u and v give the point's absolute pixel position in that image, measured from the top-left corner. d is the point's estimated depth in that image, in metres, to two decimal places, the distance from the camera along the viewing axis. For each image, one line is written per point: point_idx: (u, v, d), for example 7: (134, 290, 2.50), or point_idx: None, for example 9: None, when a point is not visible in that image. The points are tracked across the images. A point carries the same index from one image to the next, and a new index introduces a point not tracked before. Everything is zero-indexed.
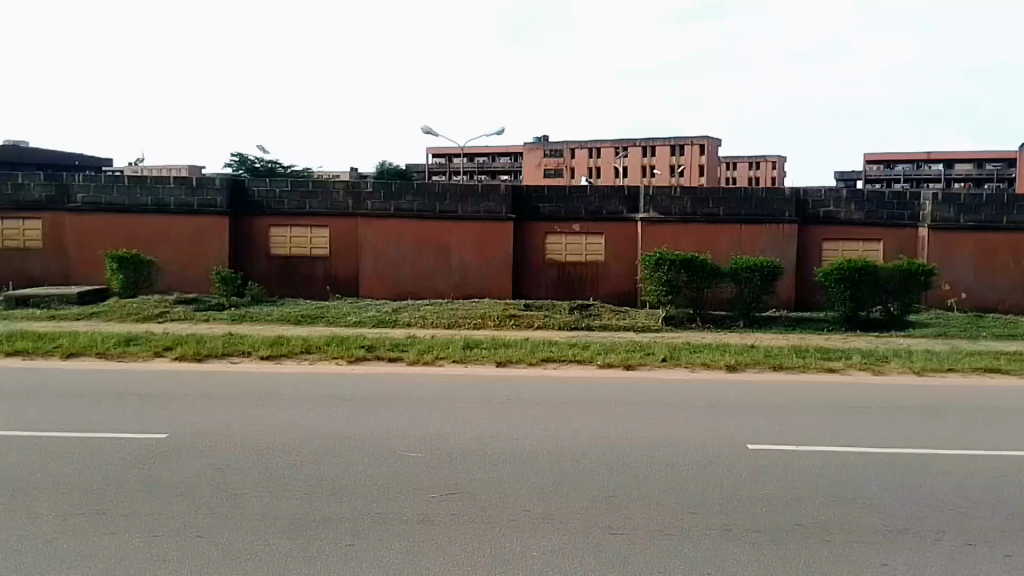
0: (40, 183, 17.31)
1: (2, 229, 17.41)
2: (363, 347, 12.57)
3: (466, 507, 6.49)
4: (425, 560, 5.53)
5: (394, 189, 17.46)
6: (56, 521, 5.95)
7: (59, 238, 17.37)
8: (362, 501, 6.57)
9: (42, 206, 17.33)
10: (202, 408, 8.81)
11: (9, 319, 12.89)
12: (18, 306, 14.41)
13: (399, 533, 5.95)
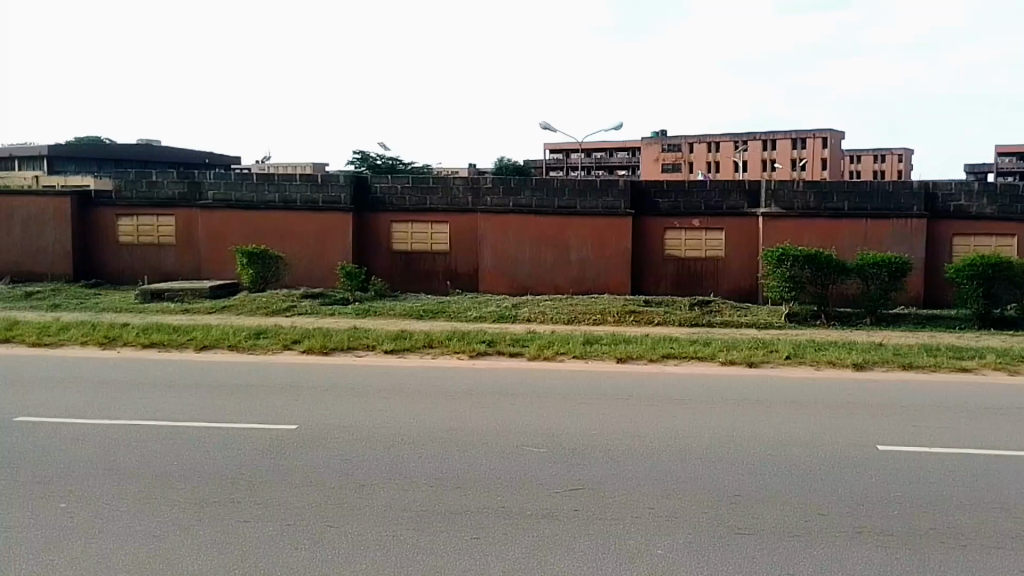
0: (173, 180, 18.12)
1: (139, 225, 18.28)
2: (484, 342, 12.51)
3: (589, 503, 6.26)
4: (550, 555, 5.32)
5: (514, 185, 17.37)
6: (193, 508, 6.07)
7: (191, 235, 18.11)
8: (484, 495, 6.43)
9: (176, 203, 18.12)
10: (325, 400, 8.90)
11: (148, 313, 13.44)
12: (154, 300, 15.05)
13: (522, 527, 5.78)
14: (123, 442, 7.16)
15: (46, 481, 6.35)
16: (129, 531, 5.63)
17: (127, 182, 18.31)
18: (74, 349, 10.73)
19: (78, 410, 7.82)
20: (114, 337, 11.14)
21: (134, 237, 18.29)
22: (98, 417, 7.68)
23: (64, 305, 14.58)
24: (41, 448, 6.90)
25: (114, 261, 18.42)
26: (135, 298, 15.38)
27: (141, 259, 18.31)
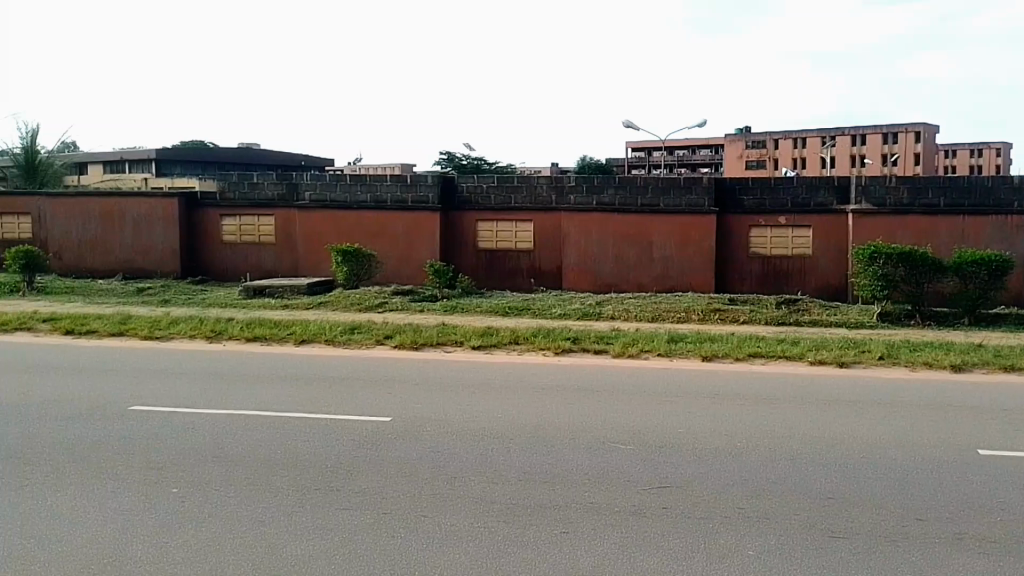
0: (272, 182, 18.77)
1: (241, 224, 19.00)
2: (569, 338, 12.60)
3: (678, 501, 6.29)
4: (641, 552, 5.38)
5: (597, 183, 17.40)
6: (296, 495, 6.35)
7: (290, 234, 18.74)
8: (572, 491, 6.52)
9: (275, 203, 18.74)
10: (416, 394, 9.14)
11: (249, 308, 14.00)
12: (256, 296, 15.66)
13: (612, 524, 5.85)
14: (229, 430, 7.52)
15: (163, 463, 6.73)
16: (239, 515, 5.92)
17: (231, 184, 19.06)
18: (182, 342, 11.28)
19: (188, 400, 8.23)
20: (219, 331, 11.66)
21: (237, 236, 19.04)
22: (207, 406, 8.08)
23: (171, 300, 15.30)
24: (157, 432, 7.31)
25: (218, 259, 19.20)
26: (238, 294, 16.04)
27: (242, 256, 19.05)
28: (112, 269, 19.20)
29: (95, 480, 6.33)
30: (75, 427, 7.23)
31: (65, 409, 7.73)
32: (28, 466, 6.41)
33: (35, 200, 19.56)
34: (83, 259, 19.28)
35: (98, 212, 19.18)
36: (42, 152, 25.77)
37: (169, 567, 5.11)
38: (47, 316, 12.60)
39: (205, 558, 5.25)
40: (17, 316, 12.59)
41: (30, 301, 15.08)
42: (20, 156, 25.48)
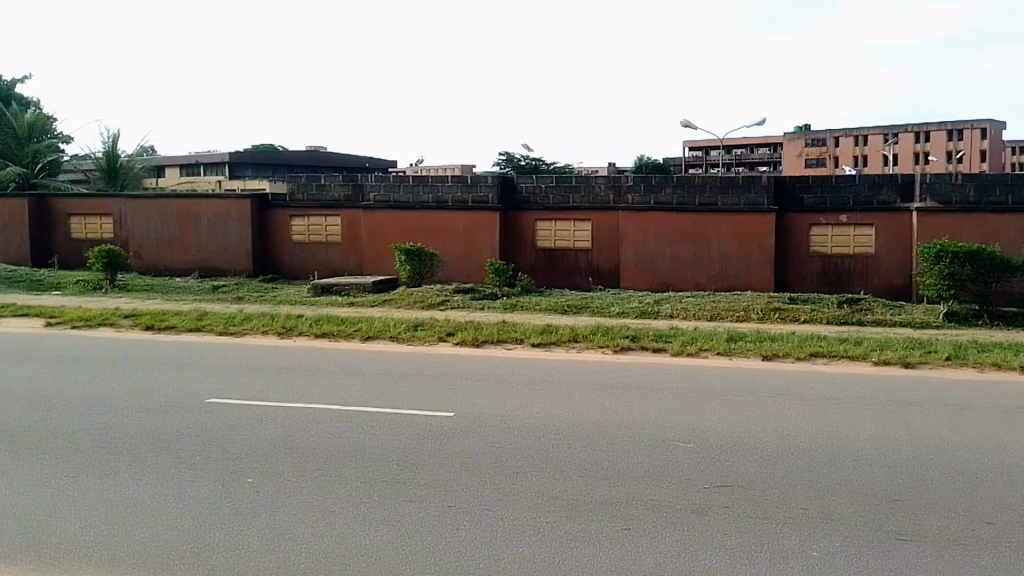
0: (339, 184, 19.22)
1: (309, 224, 19.46)
2: (628, 337, 12.65)
3: (739, 501, 6.33)
4: (704, 550, 5.44)
5: (655, 182, 17.40)
6: (366, 484, 6.55)
7: (355, 235, 19.14)
8: (634, 487, 6.60)
9: (341, 204, 19.18)
10: (477, 390, 9.30)
11: (315, 305, 14.36)
12: (324, 294, 16.07)
13: (674, 521, 5.92)
14: (300, 422, 7.78)
15: (242, 448, 6.99)
16: (317, 499, 6.14)
17: (300, 186, 19.57)
18: (254, 337, 11.64)
19: (262, 392, 8.52)
20: (290, 327, 12.01)
21: (305, 236, 19.49)
22: (279, 399, 8.36)
23: (242, 297, 15.76)
24: (235, 421, 7.59)
25: (287, 259, 19.69)
26: (306, 292, 16.48)
27: (309, 256, 19.50)
28: (188, 268, 19.95)
29: (181, 459, 6.62)
30: (158, 415, 7.55)
31: (148, 399, 8.07)
32: (118, 445, 6.72)
33: (118, 204, 20.55)
34: (161, 258, 20.14)
35: (175, 214, 20.00)
36: (121, 154, 26.65)
37: (255, 547, 5.35)
38: (127, 311, 13.09)
39: (289, 539, 5.49)
40: (99, 312, 13.12)
41: (110, 298, 15.67)
42: (100, 160, 26.38)
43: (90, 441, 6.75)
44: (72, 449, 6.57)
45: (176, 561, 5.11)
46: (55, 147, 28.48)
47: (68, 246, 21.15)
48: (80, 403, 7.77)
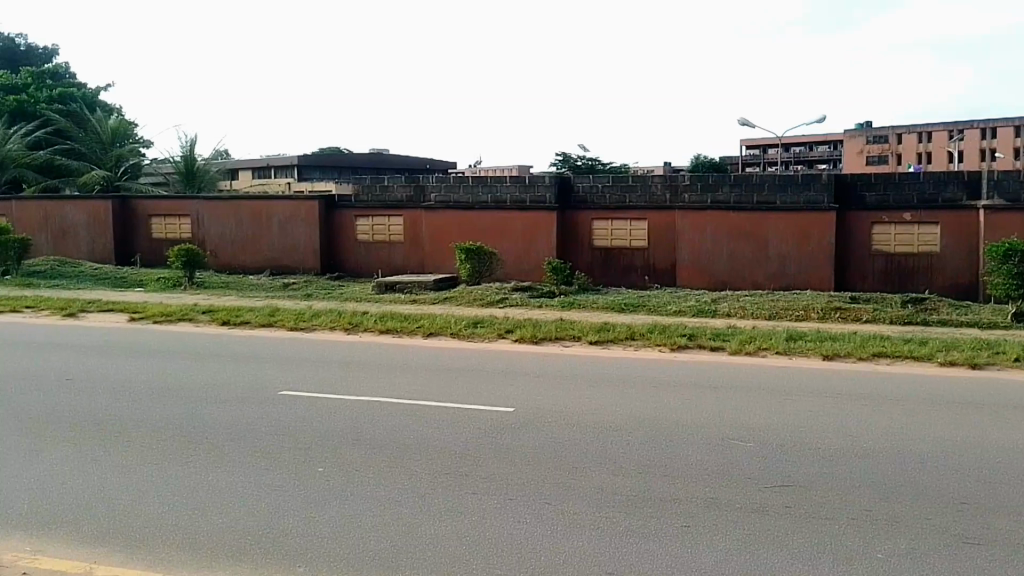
0: (401, 185, 19.64)
1: (373, 225, 19.92)
2: (685, 335, 12.66)
3: (801, 501, 6.35)
4: (767, 547, 5.48)
5: (712, 181, 17.38)
6: (432, 472, 6.70)
7: (417, 235, 19.52)
8: (695, 485, 6.65)
9: (403, 205, 19.62)
10: (537, 386, 9.47)
11: (378, 302, 14.70)
12: (388, 292, 16.43)
13: (737, 519, 5.96)
14: (367, 414, 8.01)
15: (315, 434, 7.27)
16: (386, 484, 6.31)
17: (364, 188, 20.07)
18: (321, 333, 12.00)
19: (331, 386, 8.82)
20: (356, 323, 12.37)
21: (369, 236, 19.95)
22: (347, 392, 8.64)
23: (312, 295, 16.21)
24: (307, 412, 7.89)
25: (353, 258, 20.18)
26: (372, 289, 16.89)
27: (372, 256, 19.97)
28: (261, 266, 20.74)
29: (256, 443, 6.90)
30: (238, 405, 7.90)
31: (225, 390, 8.42)
32: (198, 431, 7.05)
33: (197, 205, 21.49)
34: (237, 258, 20.95)
35: (249, 215, 20.80)
36: (199, 158, 27.50)
37: (330, 518, 5.55)
38: (206, 308, 13.63)
39: (361, 513, 5.69)
40: (178, 307, 13.67)
41: (188, 294, 16.29)
42: (178, 164, 27.26)
43: (172, 428, 7.08)
44: (155, 435, 6.89)
45: (256, 529, 5.31)
46: (138, 150, 29.53)
47: (151, 246, 22.26)
48: (163, 394, 8.16)
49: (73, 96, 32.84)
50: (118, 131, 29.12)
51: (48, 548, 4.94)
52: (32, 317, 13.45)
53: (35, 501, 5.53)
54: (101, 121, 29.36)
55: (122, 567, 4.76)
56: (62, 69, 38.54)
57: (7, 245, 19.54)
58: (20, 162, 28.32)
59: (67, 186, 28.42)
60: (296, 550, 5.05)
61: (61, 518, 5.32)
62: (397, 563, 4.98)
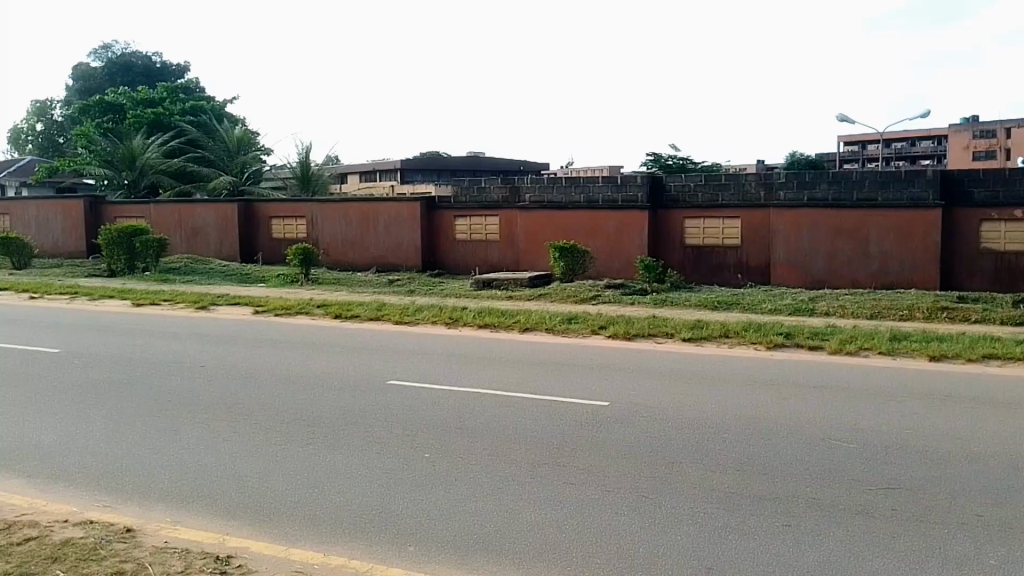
0: (497, 186, 20.17)
1: (471, 225, 20.54)
2: (782, 334, 12.37)
3: (908, 504, 5.87)
4: (868, 549, 5.14)
5: (808, 178, 17.29)
6: (526, 467, 6.53)
7: (512, 234, 20.00)
8: (793, 482, 6.30)
9: (499, 205, 20.15)
10: (631, 379, 9.64)
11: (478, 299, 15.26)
12: (485, 288, 16.92)
13: (836, 519, 5.59)
14: (468, 407, 8.20)
15: (423, 423, 7.63)
16: (486, 471, 6.43)
17: (463, 189, 20.73)
18: (424, 327, 12.55)
19: (436, 377, 9.31)
20: (457, 318, 12.90)
21: (467, 235, 20.58)
22: (453, 384, 9.08)
23: (416, 291, 16.88)
24: (415, 401, 8.33)
25: (451, 257, 20.84)
26: (469, 286, 17.39)
27: (470, 255, 20.59)
28: (367, 264, 21.65)
29: (368, 431, 7.30)
30: (353, 394, 8.43)
31: (339, 380, 8.95)
32: (314, 422, 7.47)
33: (311, 206, 22.60)
34: (345, 256, 21.96)
35: (358, 216, 21.76)
36: (313, 163, 28.69)
37: (440, 503, 5.77)
38: (320, 302, 14.36)
39: (471, 497, 5.91)
40: (296, 302, 14.52)
41: (305, 289, 17.20)
42: (295, 168, 28.49)
43: (293, 418, 7.54)
44: (284, 421, 7.43)
45: (372, 512, 5.59)
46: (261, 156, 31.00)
47: (270, 244, 23.47)
48: (295, 380, 8.89)
49: (204, 108, 34.63)
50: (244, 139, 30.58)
51: (185, 523, 5.29)
52: (164, 309, 14.40)
53: (170, 484, 5.91)
54: (228, 131, 30.95)
55: (252, 541, 5.05)
56: (190, 81, 40.81)
57: (146, 246, 20.93)
58: (157, 169, 30.11)
59: (199, 191, 30.08)
60: (413, 528, 5.36)
61: (194, 500, 5.67)
62: (509, 545, 5.14)
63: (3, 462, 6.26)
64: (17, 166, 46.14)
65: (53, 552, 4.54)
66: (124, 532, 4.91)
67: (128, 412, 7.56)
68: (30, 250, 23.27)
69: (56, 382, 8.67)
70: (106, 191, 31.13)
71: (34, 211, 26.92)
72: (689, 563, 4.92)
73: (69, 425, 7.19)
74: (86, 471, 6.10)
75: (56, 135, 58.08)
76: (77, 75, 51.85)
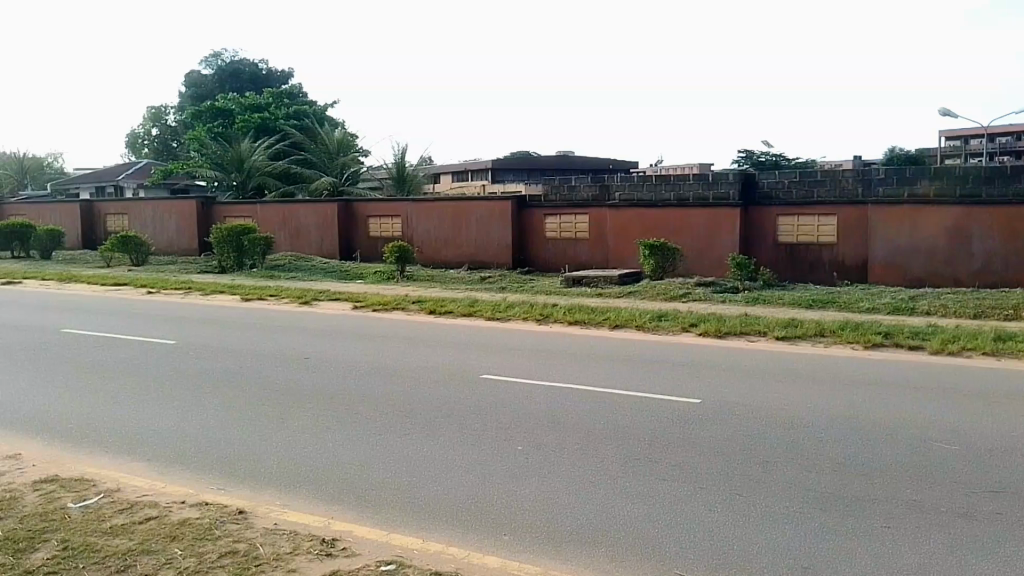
0: (587, 185, 20.29)
1: (560, 222, 20.65)
2: (881, 334, 12.04)
3: (1014, 509, 5.70)
4: (968, 552, 5.04)
5: (909, 174, 16.79)
6: (617, 461, 6.64)
7: (601, 232, 20.01)
8: (892, 483, 6.19)
9: (589, 204, 20.22)
10: (723, 377, 9.59)
11: (568, 295, 15.38)
12: (575, 285, 17.05)
13: (936, 522, 5.47)
14: (559, 401, 8.33)
15: (517, 416, 7.79)
16: (578, 464, 6.53)
17: (553, 188, 20.90)
18: (515, 323, 12.73)
19: (527, 373, 9.45)
20: (547, 314, 13.05)
21: (557, 233, 20.70)
22: (544, 379, 9.21)
23: (507, 287, 17.11)
24: (508, 395, 8.52)
25: (541, 255, 21.00)
26: (559, 283, 17.55)
27: (559, 253, 20.70)
28: (459, 262, 22.02)
29: (463, 422, 7.50)
30: (448, 388, 8.64)
31: (433, 374, 9.19)
32: (411, 413, 7.71)
33: (406, 206, 23.12)
34: (438, 254, 22.41)
35: (450, 215, 22.15)
36: (409, 163, 29.28)
37: (533, 494, 5.92)
38: (415, 298, 14.71)
39: (563, 489, 6.03)
40: (392, 297, 14.92)
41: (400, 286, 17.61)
42: (391, 169, 29.17)
43: (392, 409, 7.80)
44: (381, 413, 7.67)
45: (468, 501, 5.77)
46: (360, 158, 31.83)
47: (367, 242, 24.08)
48: (389, 373, 9.12)
49: (308, 112, 35.75)
50: (344, 142, 31.50)
51: (291, 507, 5.56)
52: (269, 304, 15.03)
53: (278, 470, 6.21)
54: (329, 134, 31.91)
55: (355, 525, 5.28)
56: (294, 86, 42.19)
57: (253, 244, 21.78)
58: (263, 171, 31.30)
59: (300, 191, 31.10)
60: (505, 520, 5.48)
61: (299, 484, 5.96)
62: (602, 538, 5.23)
63: (127, 445, 6.69)
64: (136, 168, 48.68)
65: (171, 531, 4.84)
66: (236, 514, 5.19)
67: (237, 401, 7.95)
68: (147, 248, 24.50)
69: (173, 371, 9.18)
70: (217, 191, 32.60)
71: (151, 211, 28.33)
72: (784, 561, 4.92)
73: (185, 412, 7.61)
74: (200, 456, 6.46)
75: (171, 140, 60.96)
76: (190, 83, 54.23)
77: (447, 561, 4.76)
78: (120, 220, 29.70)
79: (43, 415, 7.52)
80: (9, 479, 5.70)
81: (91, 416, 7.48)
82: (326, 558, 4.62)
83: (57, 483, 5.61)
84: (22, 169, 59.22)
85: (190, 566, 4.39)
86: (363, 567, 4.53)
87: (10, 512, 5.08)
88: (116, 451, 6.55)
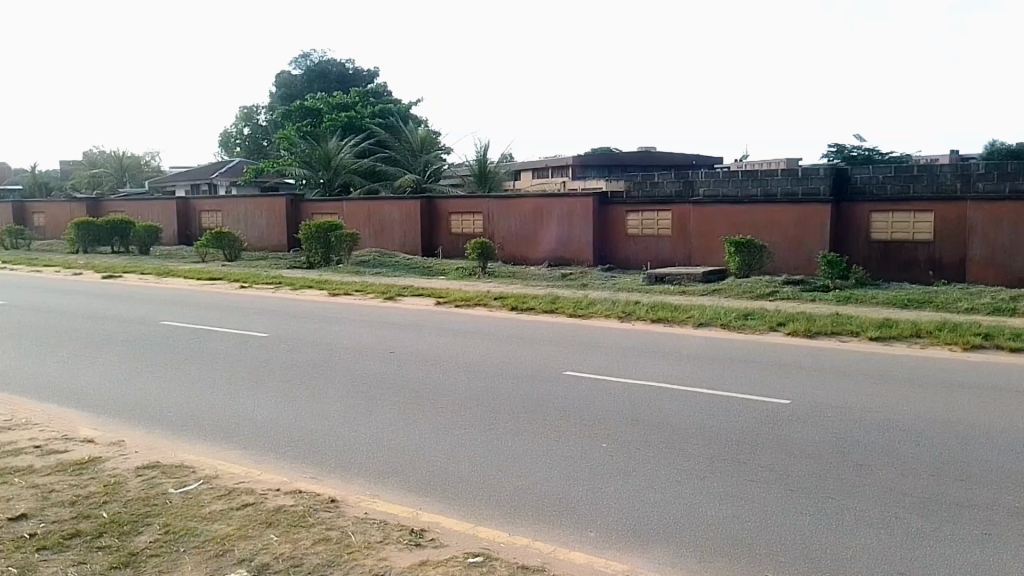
0: (670, 180, 20.11)
1: (643, 219, 20.49)
2: (981, 334, 11.57)
3: None
4: None
5: (1012, 169, 15.97)
6: (704, 461, 6.55)
7: (685, 228, 19.79)
8: (994, 491, 5.94)
9: (672, 200, 20.00)
10: (812, 377, 9.38)
11: (651, 293, 15.27)
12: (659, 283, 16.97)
13: None
14: (646, 400, 8.27)
15: (602, 413, 7.76)
16: (664, 464, 6.45)
17: (635, 184, 20.76)
18: (598, 320, 12.71)
19: (610, 370, 9.40)
20: (630, 312, 12.98)
21: (639, 230, 20.57)
22: (628, 377, 9.14)
23: (590, 284, 17.07)
24: (591, 391, 8.50)
25: (623, 252, 20.89)
26: (642, 280, 17.47)
27: (641, 249, 20.56)
28: (541, 258, 22.07)
29: (546, 418, 7.52)
30: (531, 384, 8.66)
31: (517, 370, 9.22)
32: (496, 408, 7.76)
33: (488, 203, 23.27)
34: (519, 251, 22.51)
35: (531, 211, 22.19)
36: (491, 160, 29.43)
37: (617, 493, 5.88)
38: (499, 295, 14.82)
39: (648, 487, 5.99)
40: (476, 294, 15.03)
41: (481, 283, 17.74)
42: (473, 166, 29.39)
43: (476, 404, 7.86)
44: (467, 408, 7.73)
45: (551, 497, 5.78)
46: (443, 156, 32.16)
47: (449, 239, 24.33)
48: (474, 369, 9.18)
49: (392, 110, 35.87)
50: (428, 140, 31.98)
51: (381, 497, 5.66)
52: (356, 299, 15.33)
53: (367, 462, 6.31)
54: (414, 132, 32.36)
55: (441, 517, 5.35)
56: (380, 84, 42.61)
57: (340, 240, 22.19)
58: (350, 169, 31.86)
59: (385, 189, 31.41)
60: (589, 516, 5.47)
61: (386, 475, 6.06)
62: (689, 536, 5.19)
63: (222, 435, 6.89)
64: (228, 167, 50.01)
65: (268, 517, 4.97)
66: (328, 502, 5.30)
67: (326, 394, 8.10)
68: (240, 244, 25.24)
69: (265, 364, 9.42)
70: (305, 189, 33.19)
71: (243, 208, 29.16)
72: (882, 567, 4.79)
73: (277, 403, 7.81)
74: (292, 446, 6.61)
75: (261, 140, 62.37)
76: (282, 84, 55.56)
77: (533, 555, 4.78)
78: (213, 218, 30.68)
79: (145, 404, 7.81)
80: (115, 464, 5.94)
81: (187, 406, 7.73)
82: (415, 548, 4.68)
83: (158, 469, 5.82)
84: (121, 168, 61.54)
85: (285, 552, 4.50)
86: (452, 558, 4.58)
87: (115, 496, 5.28)
88: (212, 439, 6.78)
